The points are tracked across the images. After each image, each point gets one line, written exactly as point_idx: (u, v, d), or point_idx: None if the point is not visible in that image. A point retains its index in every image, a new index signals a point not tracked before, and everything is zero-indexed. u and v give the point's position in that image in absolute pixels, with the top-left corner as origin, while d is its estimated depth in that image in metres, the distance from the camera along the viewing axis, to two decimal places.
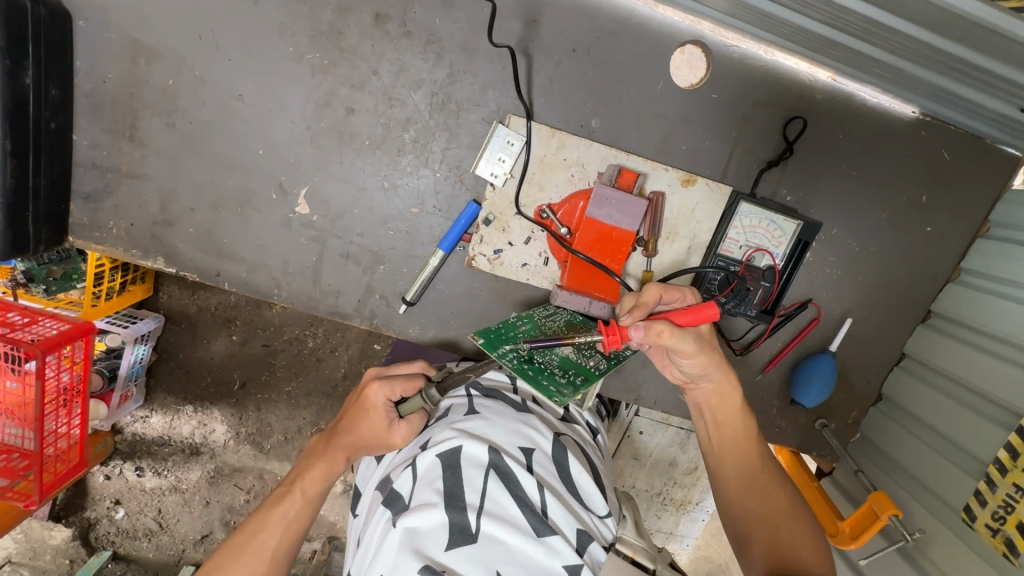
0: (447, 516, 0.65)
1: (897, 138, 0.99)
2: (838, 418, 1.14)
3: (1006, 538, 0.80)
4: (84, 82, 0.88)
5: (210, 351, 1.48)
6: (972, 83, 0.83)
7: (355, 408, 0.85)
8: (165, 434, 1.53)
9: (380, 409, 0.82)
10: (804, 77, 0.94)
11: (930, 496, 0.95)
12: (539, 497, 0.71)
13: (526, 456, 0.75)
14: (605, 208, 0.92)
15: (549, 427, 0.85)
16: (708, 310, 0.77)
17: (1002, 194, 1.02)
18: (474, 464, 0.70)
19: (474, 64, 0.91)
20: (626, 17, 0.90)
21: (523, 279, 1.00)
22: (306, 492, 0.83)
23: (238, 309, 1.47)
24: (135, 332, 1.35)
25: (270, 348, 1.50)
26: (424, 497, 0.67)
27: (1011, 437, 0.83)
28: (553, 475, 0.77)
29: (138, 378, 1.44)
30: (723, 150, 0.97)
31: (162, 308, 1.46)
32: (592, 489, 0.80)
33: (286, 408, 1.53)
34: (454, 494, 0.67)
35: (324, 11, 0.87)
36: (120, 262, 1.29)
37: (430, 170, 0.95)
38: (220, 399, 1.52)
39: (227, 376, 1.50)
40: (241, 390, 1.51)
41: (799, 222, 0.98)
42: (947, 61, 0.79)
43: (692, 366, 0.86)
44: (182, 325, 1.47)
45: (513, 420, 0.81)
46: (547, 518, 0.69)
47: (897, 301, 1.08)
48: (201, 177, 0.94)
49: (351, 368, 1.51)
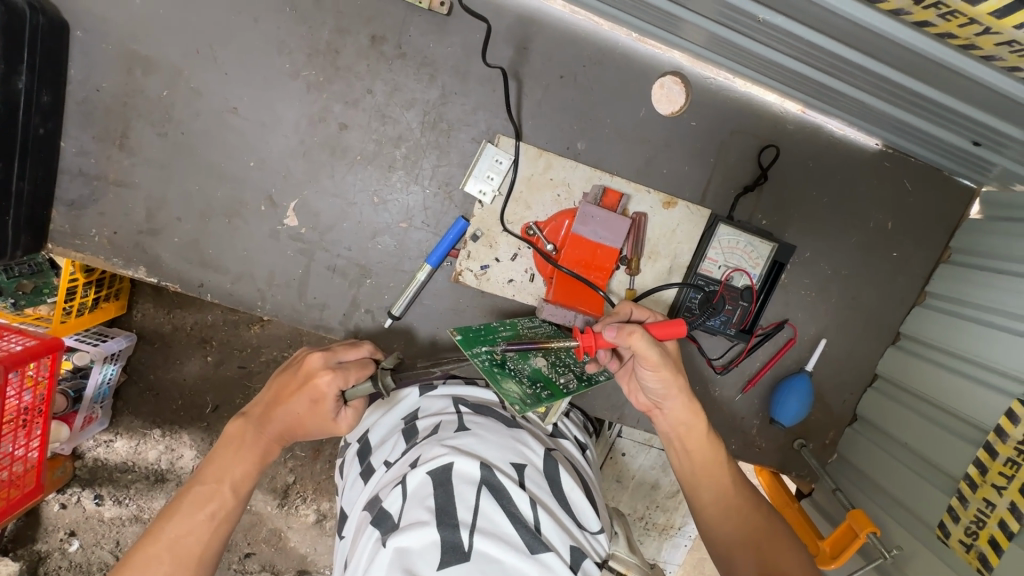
0: (440, 534, 0.64)
1: (863, 168, 1.05)
2: (816, 438, 1.16)
3: (979, 554, 0.83)
4: (77, 90, 0.88)
5: (183, 372, 1.45)
6: (939, 121, 0.85)
7: (298, 395, 0.83)
8: (130, 459, 1.47)
9: (332, 398, 0.83)
10: (776, 109, 1.01)
11: (905, 513, 0.97)
12: (532, 514, 0.71)
13: (518, 472, 0.76)
14: (590, 226, 0.94)
15: (539, 443, 0.86)
16: (677, 321, 0.81)
17: (960, 223, 1.08)
18: (466, 481, 0.70)
19: (466, 86, 0.94)
20: (611, 48, 0.95)
21: (509, 295, 1.01)
22: (237, 488, 0.79)
23: (216, 329, 1.44)
24: (104, 351, 1.31)
25: (246, 370, 1.46)
26: (415, 515, 0.66)
27: (979, 452, 0.87)
28: (544, 493, 0.77)
29: (105, 400, 1.40)
30: (702, 175, 1.01)
31: (135, 327, 1.42)
32: (584, 505, 0.81)
33: None
34: (446, 511, 0.66)
35: (322, 30, 0.90)
36: (95, 278, 1.27)
37: (420, 186, 0.98)
38: (192, 422, 1.47)
39: (200, 399, 1.47)
40: (213, 414, 1.47)
41: (774, 245, 1.00)
42: (914, 103, 0.82)
43: (654, 380, 0.87)
44: (155, 346, 1.44)
45: (504, 436, 0.82)
46: (540, 535, 0.69)
47: (868, 323, 1.12)
48: (191, 186, 0.94)
49: None
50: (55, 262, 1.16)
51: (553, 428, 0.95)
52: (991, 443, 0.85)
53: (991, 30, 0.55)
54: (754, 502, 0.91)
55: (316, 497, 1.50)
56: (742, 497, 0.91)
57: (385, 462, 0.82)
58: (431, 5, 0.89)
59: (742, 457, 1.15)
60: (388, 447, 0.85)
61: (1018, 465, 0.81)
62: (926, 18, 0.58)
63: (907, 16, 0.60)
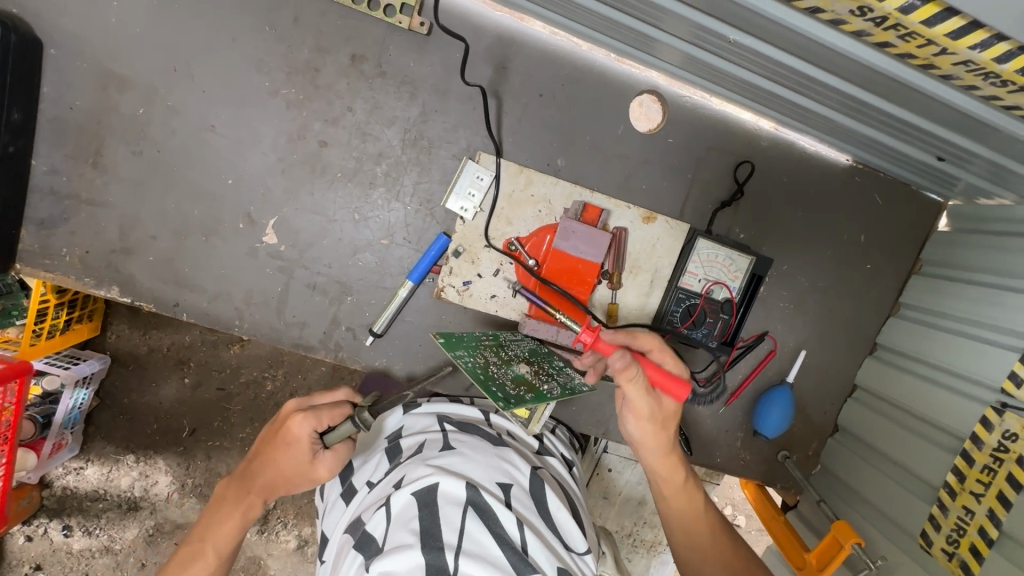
0: (425, 557, 0.62)
1: (835, 182, 1.08)
2: (799, 449, 1.17)
3: (961, 561, 0.84)
4: (49, 107, 0.87)
5: (159, 396, 1.42)
6: (907, 138, 0.88)
7: (274, 443, 0.79)
8: (100, 488, 1.41)
9: (306, 443, 0.77)
10: (750, 126, 1.03)
11: (888, 524, 0.98)
12: (519, 535, 0.69)
13: (504, 492, 0.75)
14: (571, 241, 0.95)
15: (526, 461, 0.86)
16: (684, 385, 0.79)
17: (930, 235, 1.11)
18: (451, 502, 0.69)
19: (446, 104, 0.95)
20: (589, 67, 0.97)
21: (492, 311, 1.01)
22: (221, 549, 0.77)
23: (193, 350, 1.43)
24: (75, 374, 1.28)
25: (224, 392, 1.45)
26: (399, 539, 0.65)
27: (956, 460, 0.89)
28: (531, 513, 0.75)
29: (75, 425, 1.35)
30: (680, 191, 1.03)
31: (109, 349, 1.40)
32: (570, 525, 0.80)
33: (239, 456, 1.45)
34: (431, 534, 0.65)
35: (301, 49, 0.90)
36: (65, 299, 1.23)
37: (401, 203, 0.97)
38: (167, 448, 1.43)
39: (176, 422, 1.43)
40: (190, 438, 1.44)
41: (752, 258, 1.03)
42: (883, 121, 0.84)
43: (631, 425, 0.87)
44: (129, 368, 1.41)
45: (490, 455, 0.81)
46: (527, 556, 0.67)
47: (846, 334, 1.14)
48: (166, 205, 0.93)
49: None
50: (27, 282, 1.12)
51: (539, 445, 0.95)
52: (968, 451, 0.87)
53: (948, 50, 0.57)
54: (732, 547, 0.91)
55: (297, 522, 1.46)
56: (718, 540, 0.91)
57: (367, 483, 0.80)
58: (411, 25, 0.90)
59: (726, 470, 1.15)
60: (371, 467, 0.83)
61: (994, 471, 0.83)
62: (886, 39, 0.60)
63: (868, 37, 0.61)
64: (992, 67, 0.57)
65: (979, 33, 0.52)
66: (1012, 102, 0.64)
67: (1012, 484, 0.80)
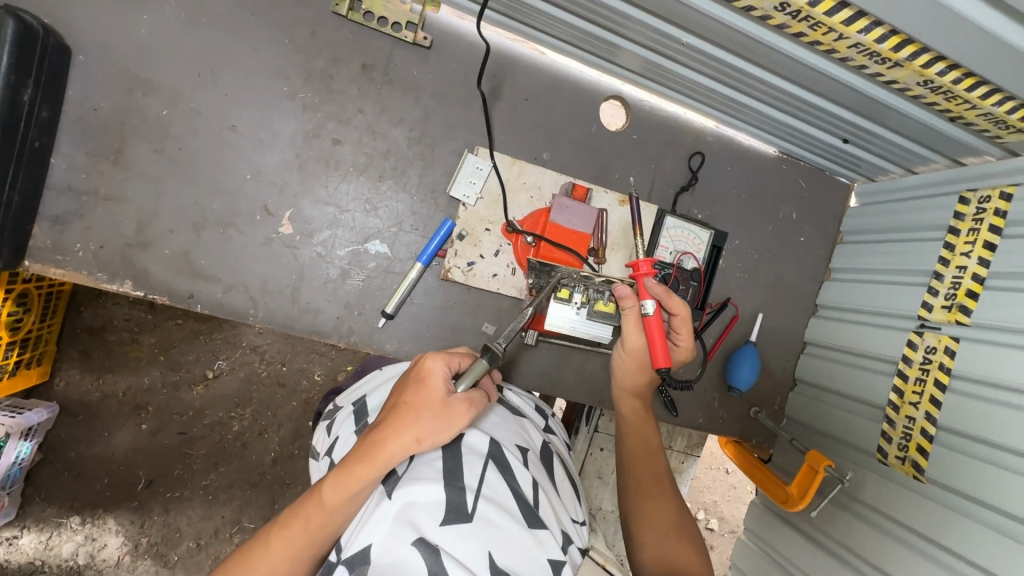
0: (445, 494, 0.68)
1: (767, 170, 1.30)
2: (767, 405, 1.32)
3: (912, 462, 1.00)
4: (74, 109, 0.92)
5: (112, 445, 1.60)
6: (819, 123, 1.11)
7: (405, 388, 0.77)
8: (37, 557, 1.55)
9: (440, 377, 0.76)
10: (696, 125, 1.24)
11: (855, 450, 1.13)
12: (532, 494, 0.76)
13: (522, 453, 0.82)
14: (564, 214, 1.10)
15: (537, 432, 0.94)
16: (667, 358, 0.95)
17: (844, 212, 1.35)
18: (474, 452, 0.75)
19: (445, 107, 1.09)
20: (564, 77, 1.15)
21: (494, 288, 1.12)
22: (331, 501, 0.71)
23: (150, 395, 1.63)
24: (23, 423, 1.43)
25: (186, 436, 1.66)
26: (423, 472, 0.71)
27: (896, 381, 1.06)
28: (541, 475, 0.83)
29: (13, 484, 1.49)
30: (647, 179, 1.21)
31: (57, 398, 1.57)
32: (571, 494, 0.88)
33: (201, 508, 1.65)
34: (453, 474, 0.71)
35: (317, 59, 1.01)
36: (15, 341, 1.37)
37: (407, 194, 1.08)
38: (120, 503, 1.60)
39: (132, 475, 1.61)
40: (146, 489, 1.62)
41: (711, 232, 1.22)
42: (800, 109, 1.07)
43: (620, 370, 1.05)
44: (79, 417, 1.58)
45: (512, 421, 0.89)
46: (537, 513, 0.74)
47: (792, 298, 1.33)
48: (185, 198, 0.98)
49: (280, 451, 1.72)
50: None
51: (546, 423, 1.04)
52: (902, 369, 1.05)
53: (843, 35, 0.78)
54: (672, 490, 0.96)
55: None
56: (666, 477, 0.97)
57: None
58: (415, 39, 1.04)
59: (709, 428, 1.28)
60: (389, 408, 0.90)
61: (925, 380, 1.01)
62: (800, 30, 0.80)
63: (787, 29, 0.82)
64: (875, 47, 0.78)
65: (863, 20, 0.75)
66: (892, 77, 0.86)
67: (938, 386, 0.98)
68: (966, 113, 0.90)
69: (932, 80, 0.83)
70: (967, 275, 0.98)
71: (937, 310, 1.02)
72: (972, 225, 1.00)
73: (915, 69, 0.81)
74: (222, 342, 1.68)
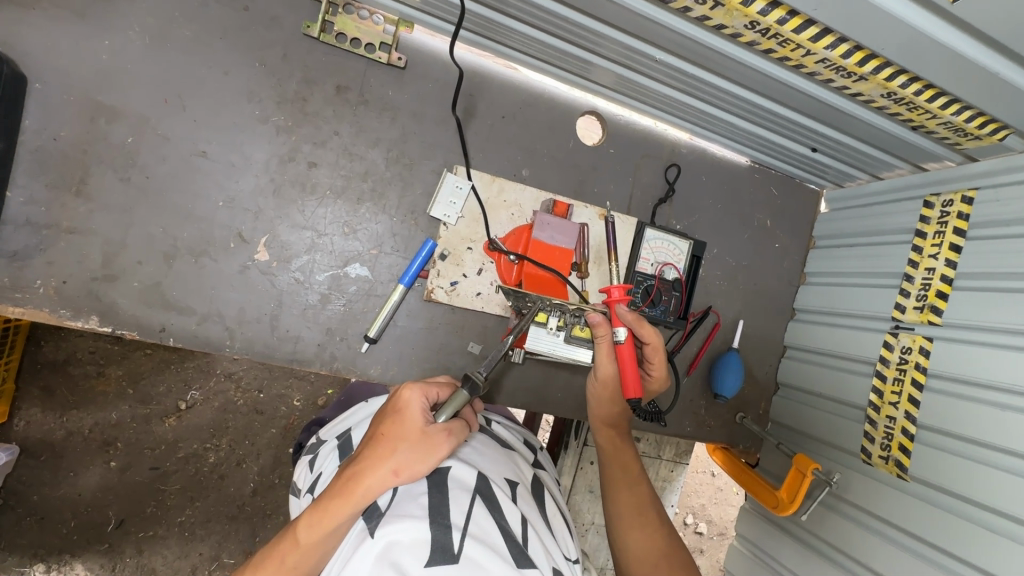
0: (431, 533, 0.64)
1: (741, 179, 1.33)
2: (752, 409, 1.34)
3: (896, 461, 1.03)
4: (32, 139, 0.88)
5: (78, 485, 1.51)
6: (788, 134, 1.14)
7: (382, 420, 0.76)
8: None
9: (417, 406, 0.76)
10: (671, 137, 1.26)
11: (840, 451, 1.15)
12: (521, 531, 0.71)
13: (511, 488, 0.80)
14: (547, 231, 1.07)
15: (529, 469, 0.93)
16: (636, 387, 0.92)
17: (815, 217, 1.38)
18: (461, 487, 0.72)
19: (422, 126, 1.08)
20: (540, 94, 1.16)
21: (478, 307, 1.11)
22: (306, 539, 0.68)
23: (118, 431, 1.55)
24: None
25: (159, 471, 1.58)
26: (407, 510, 0.67)
27: (875, 382, 1.09)
28: (530, 511, 0.79)
29: None
30: (625, 192, 1.22)
31: (17, 439, 1.48)
32: (563, 532, 0.86)
33: (177, 545, 1.58)
34: (439, 511, 0.67)
35: (290, 81, 0.99)
36: None
37: (387, 215, 1.06)
38: (87, 548, 1.52)
39: (101, 517, 1.53)
40: (116, 531, 1.54)
41: (690, 242, 1.23)
42: (770, 120, 1.09)
43: (593, 400, 1.04)
44: (42, 459, 1.50)
45: (501, 455, 0.88)
46: (527, 552, 0.68)
47: (771, 303, 1.35)
48: (154, 228, 0.94)
49: (260, 482, 1.66)
50: None
51: (535, 458, 1.03)
52: (880, 370, 1.08)
53: (810, 51, 0.81)
54: (658, 516, 0.96)
55: None
56: (651, 503, 0.97)
57: None
58: (389, 59, 1.03)
59: (696, 437, 1.29)
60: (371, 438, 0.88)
61: (902, 380, 1.04)
62: (769, 47, 0.83)
63: (757, 46, 0.84)
64: (841, 62, 0.81)
65: (829, 37, 0.77)
66: (857, 90, 0.89)
67: (916, 386, 1.01)
68: (928, 122, 0.93)
69: (895, 92, 0.86)
70: (935, 276, 1.01)
71: (909, 311, 1.05)
72: (937, 228, 1.03)
73: (879, 83, 0.84)
74: (195, 370, 1.62)
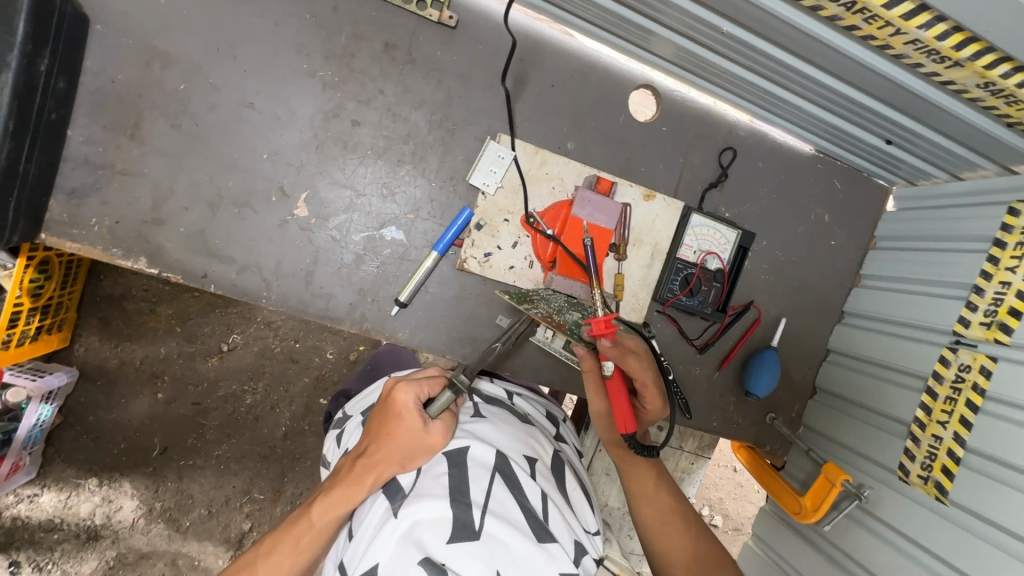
0: (452, 511, 0.66)
1: (802, 169, 1.24)
2: (784, 411, 1.28)
3: (935, 483, 0.96)
4: (91, 80, 0.90)
5: (129, 411, 1.63)
6: (859, 122, 1.04)
7: (382, 417, 0.80)
8: (56, 516, 1.59)
9: (415, 407, 0.78)
10: (729, 118, 1.18)
11: (874, 466, 1.10)
12: (541, 505, 0.73)
13: (530, 465, 0.79)
14: (587, 209, 1.06)
15: (548, 442, 0.92)
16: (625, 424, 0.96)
17: (880, 216, 1.28)
18: (480, 465, 0.73)
19: (468, 90, 1.05)
20: (594, 62, 1.10)
21: (510, 281, 1.09)
22: (323, 518, 0.76)
23: (167, 364, 1.65)
24: (43, 386, 1.47)
25: (201, 407, 1.68)
26: (429, 490, 0.69)
27: (923, 397, 1.02)
28: (549, 486, 0.79)
29: (34, 446, 1.54)
30: (674, 174, 1.16)
31: (77, 363, 1.59)
32: (583, 505, 0.87)
33: (213, 476, 1.69)
34: (460, 490, 0.69)
35: (339, 35, 0.98)
36: (39, 308, 1.39)
37: (426, 180, 1.05)
38: (135, 468, 1.64)
39: (147, 442, 1.65)
40: (161, 457, 1.65)
41: (738, 231, 1.17)
42: (841, 105, 1.00)
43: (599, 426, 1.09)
44: (98, 382, 1.61)
45: (519, 429, 0.87)
46: (547, 526, 0.71)
47: (818, 305, 1.28)
48: (201, 176, 0.96)
49: (292, 427, 1.74)
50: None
51: (556, 431, 1.03)
52: (931, 386, 1.01)
53: (901, 30, 0.72)
54: (684, 519, 1.01)
55: None
56: (676, 507, 1.03)
57: None
58: (440, 17, 1.00)
59: (721, 432, 1.25)
60: None
61: (955, 400, 0.96)
62: (853, 23, 0.75)
63: (839, 21, 0.76)
64: (934, 45, 0.73)
65: (925, 14, 0.69)
66: (949, 78, 0.80)
67: (970, 407, 0.94)
68: None
69: (994, 82, 0.77)
70: (1010, 292, 0.92)
71: (974, 326, 0.97)
72: (1020, 239, 0.94)
73: (976, 70, 0.75)
74: (237, 316, 1.70)
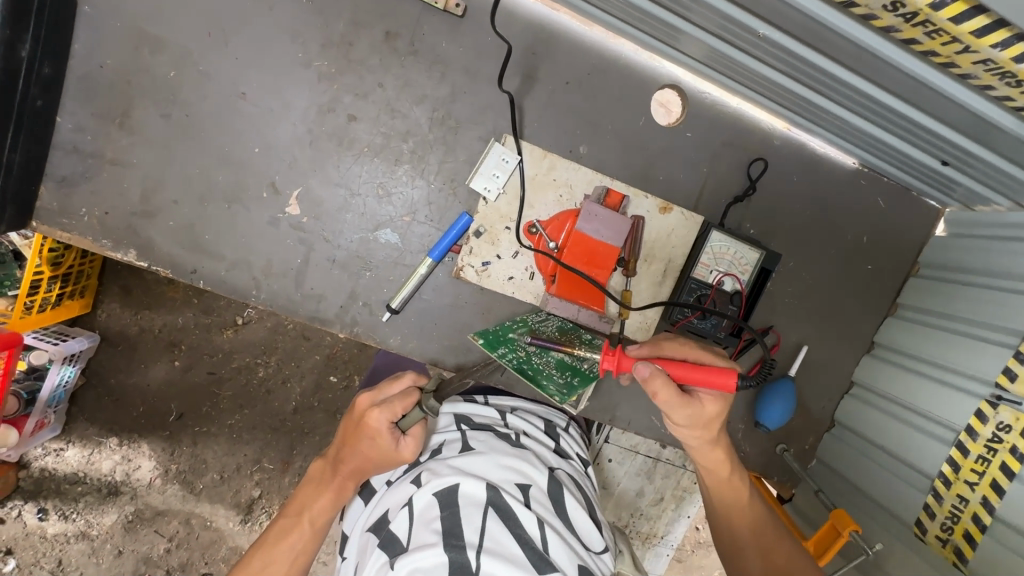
0: (447, 555, 0.62)
1: (842, 184, 1.12)
2: (797, 443, 1.20)
3: (955, 547, 0.89)
4: (79, 65, 0.87)
5: (148, 376, 1.63)
6: (913, 140, 0.92)
7: (356, 436, 0.82)
8: (80, 470, 1.60)
9: (387, 433, 0.80)
10: (764, 125, 1.06)
11: (890, 517, 1.02)
12: (539, 533, 0.69)
13: (523, 493, 0.75)
14: (594, 223, 0.96)
15: (543, 464, 0.87)
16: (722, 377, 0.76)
17: (927, 241, 1.16)
18: (472, 503, 0.69)
19: (474, 86, 0.97)
20: (614, 59, 1.00)
21: (509, 293, 1.03)
22: (314, 521, 0.82)
23: (184, 333, 1.63)
24: (64, 349, 1.46)
25: (215, 376, 1.67)
26: (422, 539, 0.65)
27: (953, 451, 0.92)
28: (546, 512, 0.75)
29: (59, 404, 1.53)
30: (696, 185, 1.07)
31: (101, 326, 1.59)
32: (588, 525, 0.81)
33: (225, 444, 1.67)
34: (453, 533, 0.65)
35: (336, 23, 0.91)
36: (58, 275, 1.35)
37: (425, 181, 0.98)
38: (153, 432, 1.64)
39: (165, 407, 1.64)
40: (177, 422, 1.65)
41: (762, 253, 1.04)
42: (893, 121, 0.88)
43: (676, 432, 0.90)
44: (118, 347, 1.62)
45: (511, 456, 0.82)
46: (548, 556, 0.66)
47: (844, 333, 1.18)
48: (191, 168, 0.93)
49: (302, 402, 1.69)
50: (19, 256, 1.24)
51: (557, 446, 0.99)
52: (964, 441, 0.91)
53: (970, 48, 0.61)
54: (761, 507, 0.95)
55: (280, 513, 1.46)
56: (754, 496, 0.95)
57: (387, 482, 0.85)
58: (445, 5, 0.92)
59: None
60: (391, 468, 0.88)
61: (988, 461, 0.87)
62: (913, 35, 0.64)
63: (896, 33, 0.66)
64: (1010, 67, 0.62)
65: (1001, 33, 0.58)
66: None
67: (1005, 472, 0.84)
68: None
69: None
70: None
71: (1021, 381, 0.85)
72: None
73: None
74: None
